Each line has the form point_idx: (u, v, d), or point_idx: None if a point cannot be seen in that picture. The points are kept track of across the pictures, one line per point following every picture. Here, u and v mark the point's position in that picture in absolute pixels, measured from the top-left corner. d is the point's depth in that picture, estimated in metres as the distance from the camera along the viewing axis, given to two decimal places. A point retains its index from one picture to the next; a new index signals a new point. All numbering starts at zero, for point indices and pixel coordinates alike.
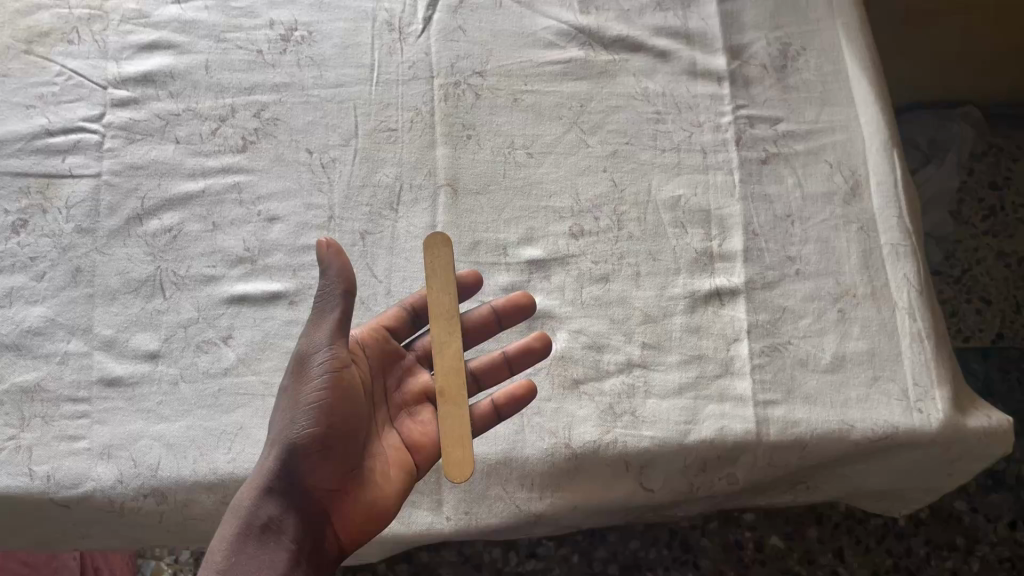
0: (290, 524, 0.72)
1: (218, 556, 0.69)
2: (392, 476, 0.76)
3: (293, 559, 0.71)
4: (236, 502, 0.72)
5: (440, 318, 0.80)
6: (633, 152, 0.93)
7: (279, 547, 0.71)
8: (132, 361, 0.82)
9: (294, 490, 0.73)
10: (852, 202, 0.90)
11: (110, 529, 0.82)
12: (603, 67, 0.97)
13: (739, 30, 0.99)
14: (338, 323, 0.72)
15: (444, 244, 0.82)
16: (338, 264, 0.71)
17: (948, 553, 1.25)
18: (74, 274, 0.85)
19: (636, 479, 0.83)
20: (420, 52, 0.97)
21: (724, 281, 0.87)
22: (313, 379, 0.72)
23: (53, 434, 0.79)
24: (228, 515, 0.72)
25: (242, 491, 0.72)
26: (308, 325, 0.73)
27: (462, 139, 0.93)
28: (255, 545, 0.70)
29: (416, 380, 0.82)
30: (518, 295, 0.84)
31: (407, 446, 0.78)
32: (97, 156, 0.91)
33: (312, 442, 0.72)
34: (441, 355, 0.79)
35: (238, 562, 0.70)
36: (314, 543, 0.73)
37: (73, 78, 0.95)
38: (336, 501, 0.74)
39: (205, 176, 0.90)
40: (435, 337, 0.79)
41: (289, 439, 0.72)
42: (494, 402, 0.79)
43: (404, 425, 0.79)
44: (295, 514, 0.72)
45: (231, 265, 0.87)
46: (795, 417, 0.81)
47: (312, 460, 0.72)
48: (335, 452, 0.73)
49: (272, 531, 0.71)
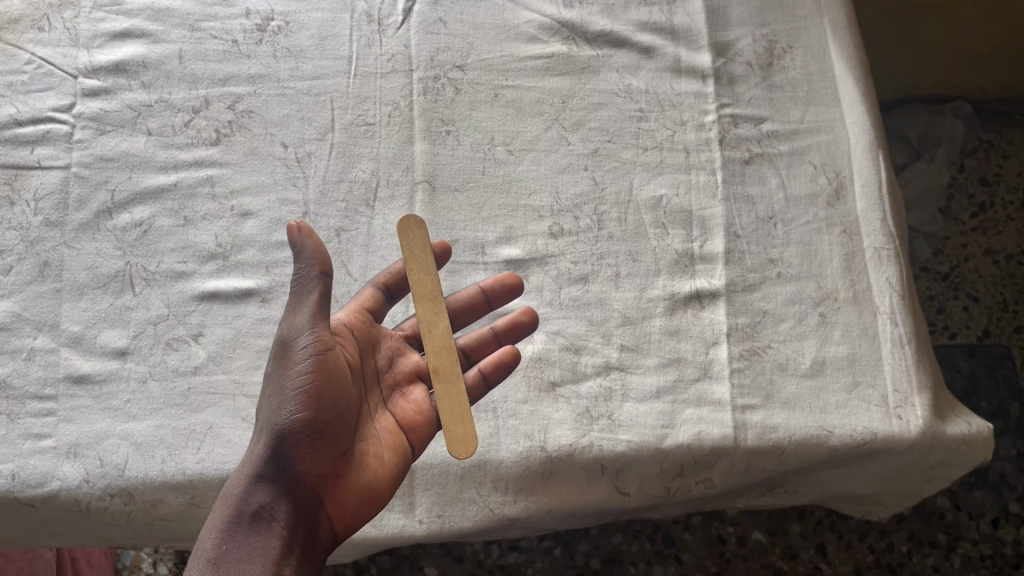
0: (281, 510, 0.70)
1: (209, 543, 0.68)
2: (386, 458, 0.74)
3: (285, 546, 0.70)
4: (227, 490, 0.71)
5: (425, 298, 0.78)
6: (614, 150, 0.91)
7: (270, 535, 0.69)
8: (100, 358, 0.81)
9: (284, 476, 0.71)
10: (836, 204, 0.89)
11: (78, 528, 0.80)
12: (586, 63, 0.95)
13: (724, 26, 0.97)
14: (318, 304, 0.70)
15: (419, 225, 0.80)
16: (312, 246, 0.69)
17: (930, 549, 1.24)
18: (41, 268, 0.84)
19: (612, 483, 0.82)
20: (400, 44, 0.95)
21: (705, 283, 0.86)
22: (297, 362, 0.70)
23: (18, 432, 0.78)
24: (218, 503, 0.70)
25: (234, 478, 0.71)
26: (289, 307, 0.71)
27: (441, 135, 0.91)
28: (246, 533, 0.69)
29: (406, 359, 0.80)
30: (505, 275, 0.83)
31: (401, 426, 0.76)
32: (67, 147, 0.89)
33: (300, 427, 0.70)
34: (431, 335, 0.78)
35: (229, 551, 0.68)
36: (307, 530, 0.72)
37: (43, 67, 0.93)
38: (329, 487, 0.72)
39: (177, 169, 0.89)
40: (422, 317, 0.78)
41: (277, 425, 0.70)
42: (482, 372, 0.79)
43: (396, 405, 0.78)
44: (287, 501, 0.71)
45: (202, 261, 0.85)
46: (773, 422, 0.80)
47: (302, 445, 0.70)
48: (326, 437, 0.71)
49: (263, 519, 0.70)
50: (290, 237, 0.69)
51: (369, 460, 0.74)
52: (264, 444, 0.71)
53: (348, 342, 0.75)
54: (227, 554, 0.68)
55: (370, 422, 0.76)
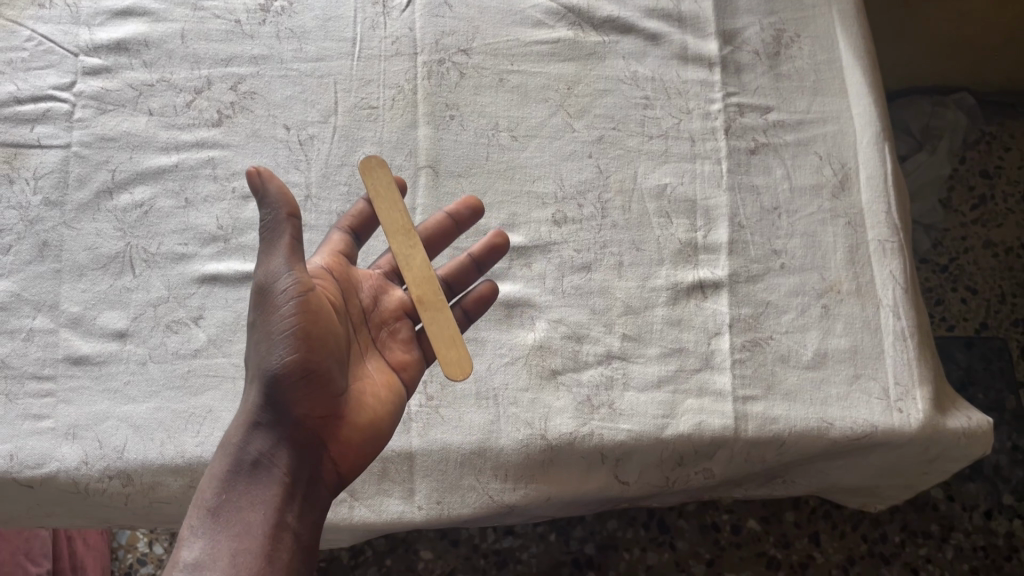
0: (281, 457, 0.69)
1: (208, 494, 0.67)
2: (381, 397, 0.74)
3: (288, 493, 0.68)
4: (226, 439, 0.69)
5: (398, 232, 0.77)
6: (619, 137, 0.91)
7: (271, 481, 0.68)
8: (99, 339, 0.80)
9: (283, 421, 0.69)
10: (841, 196, 0.88)
11: (76, 508, 0.80)
12: (592, 48, 0.94)
13: (732, 13, 0.96)
14: (290, 247, 0.67)
15: (378, 163, 0.78)
16: (276, 190, 0.66)
17: (923, 539, 1.25)
18: (41, 248, 0.83)
19: (612, 472, 0.82)
20: (405, 27, 0.94)
21: (708, 273, 0.85)
22: (280, 307, 0.67)
23: (17, 413, 0.78)
24: (219, 453, 0.69)
25: (233, 427, 0.70)
26: (263, 252, 0.68)
27: (445, 120, 0.90)
28: (247, 482, 0.68)
29: (390, 296, 0.80)
30: (467, 197, 0.82)
31: (391, 367, 0.76)
32: (67, 125, 0.88)
33: (293, 371, 0.67)
34: (409, 266, 0.76)
35: (230, 498, 0.67)
36: (310, 474, 0.70)
37: (43, 44, 0.92)
38: (329, 430, 0.71)
39: (178, 150, 0.88)
40: (398, 252, 0.76)
41: (269, 369, 0.68)
42: (463, 307, 0.80)
43: (386, 345, 0.78)
44: (286, 447, 0.69)
45: (203, 243, 0.84)
46: (774, 414, 0.80)
47: (296, 390, 0.68)
48: (319, 381, 0.69)
49: (263, 466, 0.68)
50: (251, 183, 0.66)
51: (365, 400, 0.73)
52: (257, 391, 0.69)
53: (330, 283, 0.74)
54: (226, 504, 0.67)
55: (363, 363, 0.75)
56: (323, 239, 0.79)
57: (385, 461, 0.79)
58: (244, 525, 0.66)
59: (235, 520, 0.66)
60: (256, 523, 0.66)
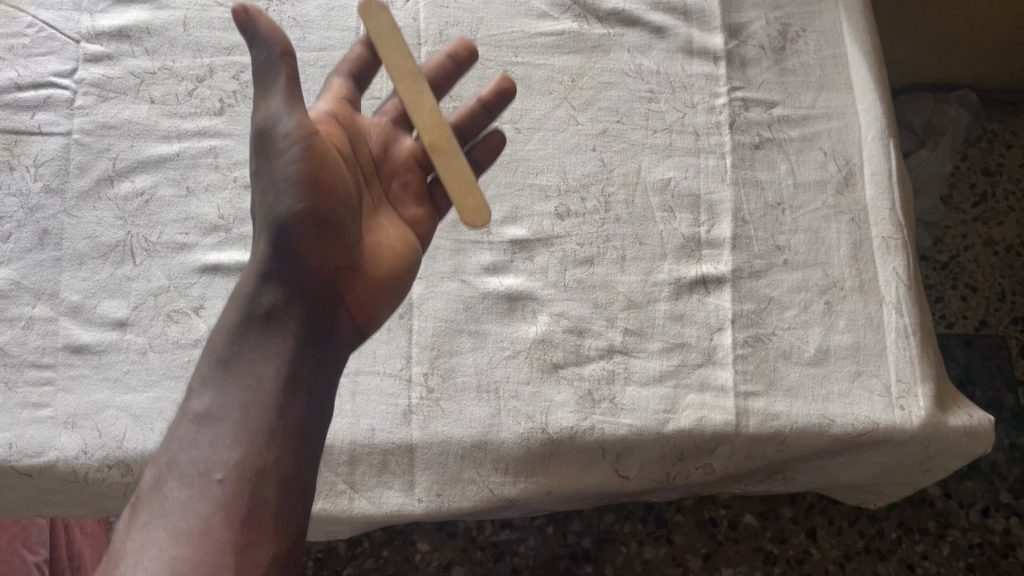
0: (296, 311, 0.65)
1: (219, 350, 0.63)
2: (392, 247, 0.73)
3: (304, 343, 0.64)
4: (236, 295, 0.66)
5: (404, 72, 0.76)
6: (623, 131, 0.90)
7: (284, 332, 0.63)
8: (99, 328, 0.80)
9: (296, 275, 0.66)
10: (845, 192, 0.88)
11: (75, 497, 0.80)
12: (596, 41, 0.94)
13: (738, 7, 0.96)
14: (289, 87, 0.66)
15: (382, 10, 0.75)
16: (267, 29, 0.64)
17: (920, 536, 1.25)
18: (41, 236, 0.83)
19: (612, 467, 0.82)
20: (408, 17, 0.93)
21: (711, 268, 0.85)
22: (284, 150, 0.65)
23: (16, 401, 0.78)
24: (227, 311, 0.66)
25: (253, 249, 0.67)
26: (261, 100, 0.66)
27: (448, 111, 0.90)
28: (260, 332, 0.63)
29: (400, 143, 0.78)
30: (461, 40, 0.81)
31: (405, 224, 0.76)
32: (68, 112, 0.88)
33: (303, 214, 0.65)
34: (419, 110, 0.76)
35: (241, 353, 0.62)
36: (326, 329, 0.67)
37: (44, 30, 0.91)
38: (344, 282, 0.69)
39: (180, 139, 0.87)
40: (405, 92, 0.76)
41: (278, 215, 0.65)
42: (472, 155, 0.80)
43: (395, 197, 0.77)
44: (301, 300, 0.65)
45: (205, 233, 0.84)
46: (775, 410, 0.80)
47: (307, 238, 0.66)
48: (332, 229, 0.66)
49: (276, 319, 0.64)
50: (238, 21, 0.64)
51: (376, 251, 0.71)
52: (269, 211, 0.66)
53: (334, 130, 0.72)
54: (240, 360, 0.62)
55: (374, 219, 0.74)
56: (324, 85, 0.78)
57: (385, 453, 0.79)
58: (259, 375, 0.61)
59: (244, 369, 0.61)
60: (270, 374, 0.61)
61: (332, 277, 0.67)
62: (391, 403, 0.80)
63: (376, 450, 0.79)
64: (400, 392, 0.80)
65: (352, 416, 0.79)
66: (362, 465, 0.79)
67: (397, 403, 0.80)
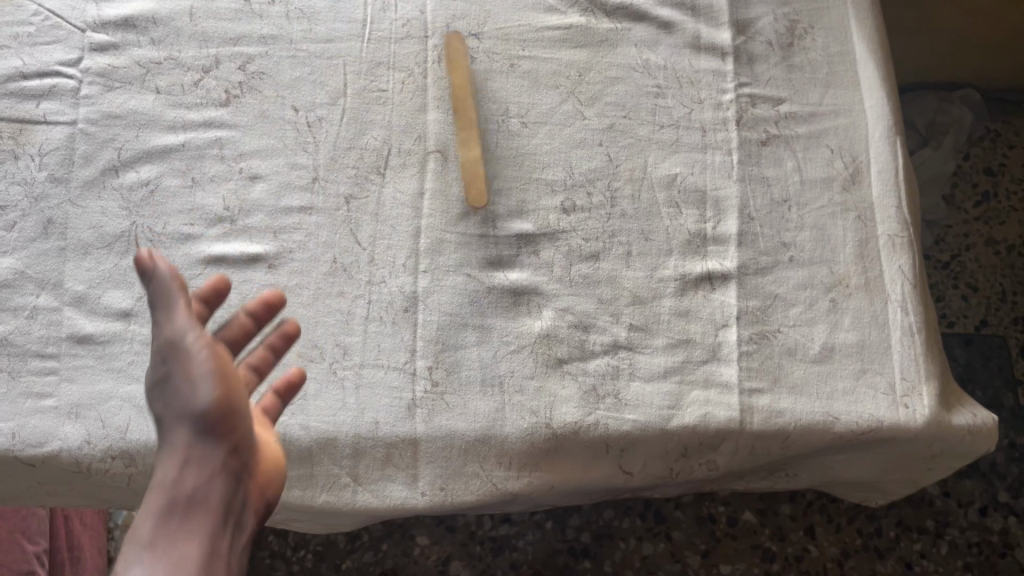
0: (215, 458, 0.65)
1: (165, 474, 0.65)
2: None
3: (234, 477, 0.66)
4: (160, 420, 0.66)
5: None
6: (630, 126, 0.90)
7: (218, 456, 0.65)
8: (103, 319, 0.80)
9: (216, 427, 0.65)
10: (851, 189, 0.88)
11: (77, 488, 0.80)
12: (604, 36, 0.93)
13: (746, 3, 0.95)
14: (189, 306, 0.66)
15: None
16: (168, 268, 0.66)
17: (918, 535, 1.25)
18: (45, 225, 0.83)
19: (616, 462, 0.82)
20: (415, 10, 0.93)
21: (716, 264, 0.85)
22: (194, 357, 0.65)
23: (20, 390, 0.78)
24: (167, 416, 0.66)
25: (161, 457, 0.66)
26: None
27: (455, 105, 0.90)
28: (193, 467, 0.65)
29: None
30: None
31: None
32: (73, 102, 0.87)
33: (219, 411, 0.65)
34: None
35: (185, 459, 0.65)
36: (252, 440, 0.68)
37: (50, 19, 0.91)
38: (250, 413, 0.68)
39: (186, 130, 0.87)
40: None
41: (196, 414, 0.65)
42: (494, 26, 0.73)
43: None
44: (242, 408, 0.67)
45: (210, 224, 0.84)
46: (780, 407, 0.80)
47: (225, 430, 0.66)
48: (241, 404, 0.67)
49: (211, 438, 0.65)
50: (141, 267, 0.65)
51: (254, 362, 0.73)
52: (183, 434, 0.65)
53: None
54: (165, 525, 0.64)
55: None
56: None
57: (389, 447, 0.79)
58: (208, 511, 0.64)
59: (185, 506, 0.64)
60: (211, 508, 0.64)
61: (246, 541, 0.67)
62: (396, 396, 0.79)
63: (380, 444, 0.78)
64: (405, 385, 0.80)
65: (356, 409, 0.79)
66: (366, 458, 0.79)
67: (402, 396, 0.79)
